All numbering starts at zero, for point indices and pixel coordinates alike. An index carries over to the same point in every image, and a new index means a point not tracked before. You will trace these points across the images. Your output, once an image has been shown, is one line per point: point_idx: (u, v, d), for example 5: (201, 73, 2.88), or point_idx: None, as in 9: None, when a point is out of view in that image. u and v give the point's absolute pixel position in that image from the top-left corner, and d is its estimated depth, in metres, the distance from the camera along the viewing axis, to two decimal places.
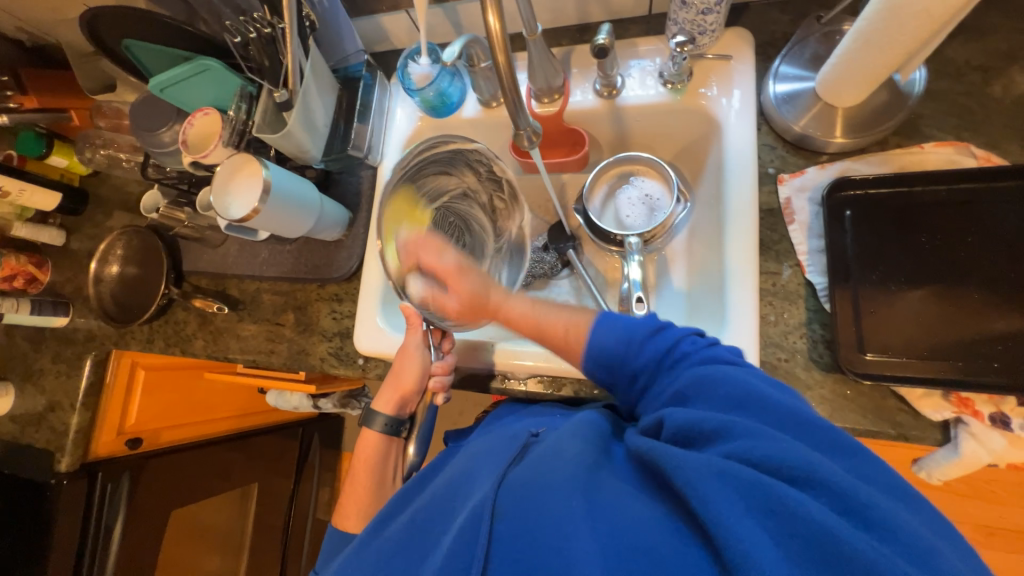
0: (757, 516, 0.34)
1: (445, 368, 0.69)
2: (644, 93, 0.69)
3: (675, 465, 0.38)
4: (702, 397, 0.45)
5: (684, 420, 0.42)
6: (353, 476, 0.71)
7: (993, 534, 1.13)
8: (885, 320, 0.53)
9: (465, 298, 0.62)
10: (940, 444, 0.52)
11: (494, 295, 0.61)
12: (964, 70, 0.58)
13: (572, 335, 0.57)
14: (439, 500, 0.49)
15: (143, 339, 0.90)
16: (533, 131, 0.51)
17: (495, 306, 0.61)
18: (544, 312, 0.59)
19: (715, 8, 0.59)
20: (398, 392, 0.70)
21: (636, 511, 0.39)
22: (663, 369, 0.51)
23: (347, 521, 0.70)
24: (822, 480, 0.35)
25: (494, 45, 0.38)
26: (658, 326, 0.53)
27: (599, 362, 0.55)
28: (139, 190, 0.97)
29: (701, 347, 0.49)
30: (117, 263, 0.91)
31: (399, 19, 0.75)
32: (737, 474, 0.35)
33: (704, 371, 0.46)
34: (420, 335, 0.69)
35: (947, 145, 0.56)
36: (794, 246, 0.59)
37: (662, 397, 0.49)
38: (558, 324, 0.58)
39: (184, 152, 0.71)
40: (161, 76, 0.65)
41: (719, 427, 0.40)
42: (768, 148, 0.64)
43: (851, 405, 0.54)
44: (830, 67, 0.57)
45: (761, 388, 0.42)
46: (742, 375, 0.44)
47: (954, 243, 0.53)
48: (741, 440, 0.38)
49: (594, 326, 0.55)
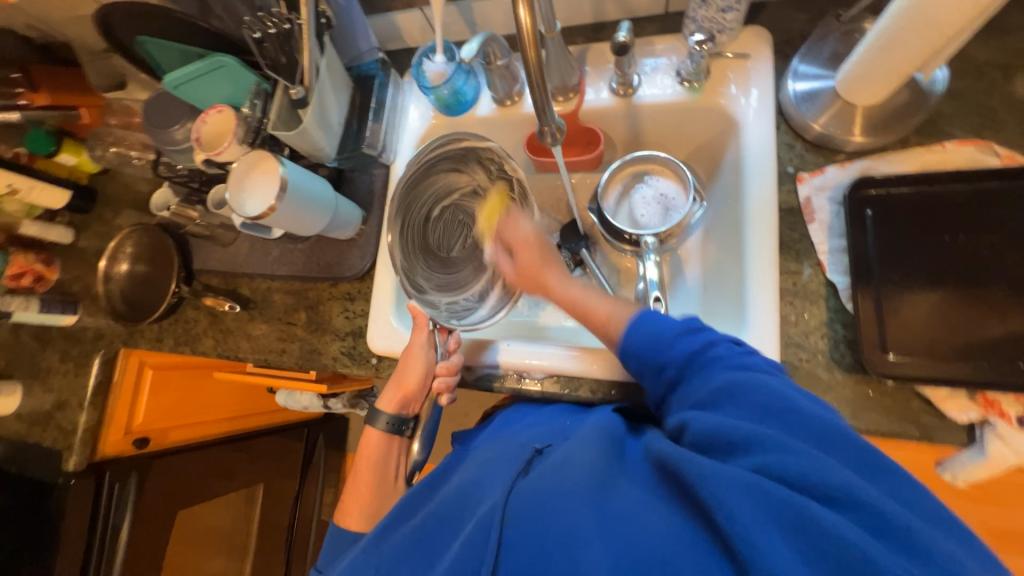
0: (785, 533, 0.33)
1: (449, 368, 0.68)
2: (661, 92, 0.68)
3: (700, 476, 0.37)
4: (731, 405, 0.43)
5: (710, 428, 0.41)
6: (355, 472, 0.71)
7: (1003, 536, 1.13)
8: (908, 319, 0.53)
9: (522, 269, 0.64)
10: (965, 445, 0.51)
11: (546, 276, 0.62)
12: (986, 68, 0.57)
13: (612, 324, 0.58)
14: (449, 506, 0.48)
15: (152, 338, 0.90)
16: (558, 129, 0.50)
17: (547, 285, 0.63)
18: (590, 298, 0.60)
19: (735, 7, 0.58)
20: (402, 390, 0.70)
21: (655, 521, 0.37)
22: (694, 370, 0.49)
23: (350, 518, 0.69)
24: (858, 502, 0.34)
25: (525, 41, 0.37)
26: (691, 326, 0.51)
27: (636, 357, 0.53)
28: (148, 188, 0.97)
29: (735, 353, 0.47)
30: (126, 261, 0.90)
31: (413, 17, 0.75)
32: (769, 491, 0.34)
33: (738, 378, 0.44)
34: (426, 335, 0.69)
35: (970, 144, 0.56)
36: (814, 245, 0.59)
37: (690, 398, 0.47)
38: (600, 311, 0.59)
39: (197, 149, 0.70)
40: (174, 73, 0.66)
41: (745, 439, 0.39)
42: (787, 147, 0.63)
43: (874, 405, 0.54)
44: (851, 65, 0.56)
45: (792, 401, 0.41)
46: (774, 386, 0.42)
47: (978, 242, 0.53)
48: (773, 455, 0.37)
49: (631, 322, 0.55)
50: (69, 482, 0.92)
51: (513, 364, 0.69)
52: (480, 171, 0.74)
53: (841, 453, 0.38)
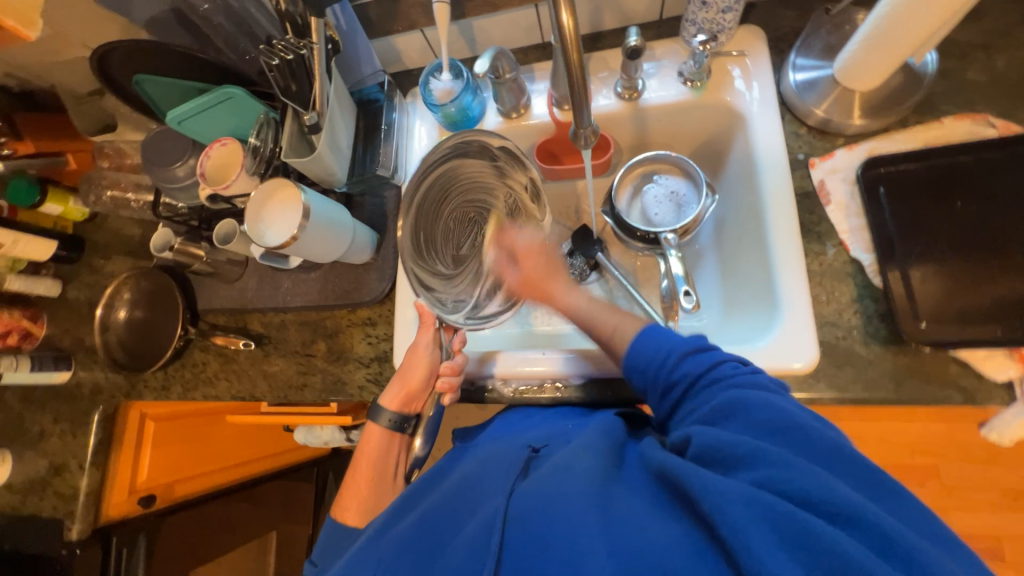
0: (792, 550, 0.32)
1: (453, 368, 0.65)
2: (666, 93, 0.70)
3: (704, 488, 0.36)
4: (734, 420, 0.44)
5: (708, 441, 0.41)
6: (354, 468, 0.68)
7: (1019, 496, 1.15)
8: (939, 287, 0.55)
9: (524, 279, 0.68)
10: (1007, 404, 0.53)
11: (551, 287, 0.66)
12: (968, 49, 0.62)
13: (618, 338, 0.60)
14: (447, 503, 0.48)
15: (157, 386, 0.85)
16: (592, 132, 0.50)
17: (550, 294, 0.66)
18: (595, 311, 0.63)
19: (734, 7, 0.61)
20: (405, 389, 0.67)
21: (656, 532, 0.37)
22: (700, 387, 0.50)
23: (347, 512, 0.66)
24: (860, 517, 0.33)
25: (569, 44, 0.39)
26: (694, 346, 0.52)
27: (637, 372, 0.55)
28: (140, 231, 0.93)
29: (739, 372, 0.48)
30: (123, 307, 0.86)
31: (414, 39, 0.76)
32: (769, 505, 0.34)
33: (743, 395, 0.44)
34: (431, 333, 0.67)
35: (966, 118, 0.59)
36: (835, 226, 0.61)
37: (700, 410, 0.47)
38: (608, 325, 0.61)
39: (203, 184, 0.69)
40: (181, 108, 0.64)
41: (748, 452, 0.39)
42: (794, 135, 0.66)
43: (915, 374, 0.55)
44: (851, 52, 0.59)
45: (795, 418, 0.41)
46: (780, 403, 0.43)
47: (988, 208, 0.56)
48: (774, 469, 0.37)
49: (638, 336, 0.56)
50: (72, 552, 0.85)
51: (505, 373, 0.68)
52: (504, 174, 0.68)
53: (848, 473, 0.38)
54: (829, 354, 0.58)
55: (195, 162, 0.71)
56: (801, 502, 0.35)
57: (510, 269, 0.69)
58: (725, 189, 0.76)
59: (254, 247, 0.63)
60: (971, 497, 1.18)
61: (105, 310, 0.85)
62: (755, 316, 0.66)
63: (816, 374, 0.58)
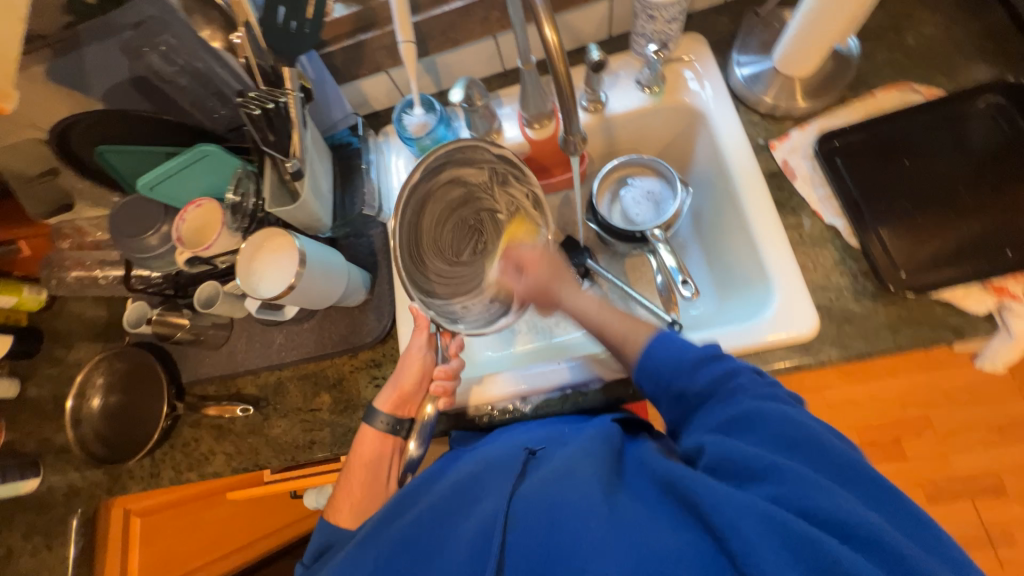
0: (797, 560, 0.36)
1: (447, 372, 0.64)
2: (628, 101, 0.75)
3: (715, 503, 0.39)
4: (749, 431, 0.45)
5: (727, 452, 0.43)
6: (347, 470, 0.63)
7: (1007, 429, 1.22)
8: (908, 238, 0.60)
9: (533, 285, 0.61)
10: (992, 333, 0.57)
11: (557, 293, 0.61)
12: (881, 31, 0.70)
13: (630, 344, 0.57)
14: (446, 501, 0.50)
15: (144, 475, 0.78)
16: (581, 138, 0.54)
17: (559, 299, 0.61)
18: (605, 318, 0.59)
19: (677, 17, 0.67)
20: (398, 390, 0.64)
21: (664, 542, 0.40)
22: (713, 395, 0.49)
23: (340, 513, 0.61)
24: (863, 536, 0.36)
25: (556, 56, 0.43)
26: (708, 353, 0.51)
27: (648, 377, 0.53)
28: (104, 310, 0.87)
29: (754, 384, 0.48)
30: (96, 395, 0.78)
31: (380, 81, 0.77)
32: (788, 525, 0.37)
33: (761, 405, 0.46)
34: (425, 337, 0.65)
35: (894, 89, 0.66)
36: (805, 199, 0.66)
37: (706, 422, 0.49)
38: (620, 332, 0.57)
39: (181, 249, 0.66)
40: (155, 170, 0.63)
41: (763, 468, 0.41)
42: (750, 123, 0.72)
43: (907, 320, 0.59)
44: (786, 45, 0.65)
45: (812, 433, 0.43)
46: (808, 420, 0.44)
47: (932, 163, 0.62)
48: (787, 487, 0.39)
49: (652, 343, 0.54)
50: None
51: (516, 392, 0.67)
52: (509, 186, 0.69)
53: (856, 487, 0.40)
54: (827, 317, 0.61)
55: (168, 227, 0.68)
56: (808, 518, 0.38)
57: (516, 279, 0.63)
58: (696, 181, 0.81)
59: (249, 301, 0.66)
60: (965, 438, 1.23)
61: (77, 402, 0.77)
62: (751, 294, 0.69)
63: (819, 337, 0.61)
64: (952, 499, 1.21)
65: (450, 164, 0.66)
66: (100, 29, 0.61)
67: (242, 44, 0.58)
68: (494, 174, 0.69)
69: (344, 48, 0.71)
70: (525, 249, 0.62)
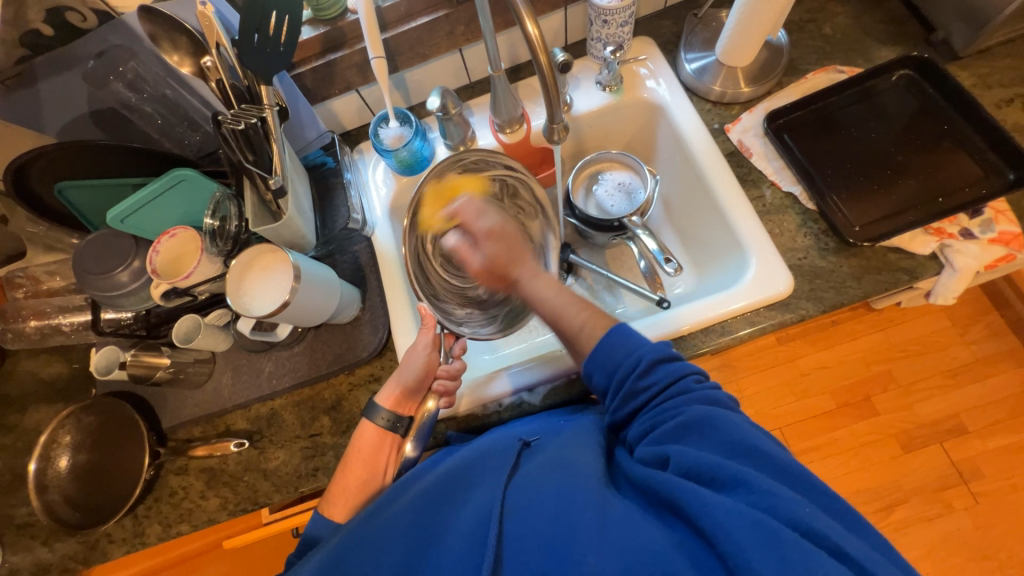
0: (777, 563, 0.35)
1: (451, 373, 0.63)
2: (591, 100, 0.80)
3: (702, 508, 0.40)
4: (699, 437, 0.46)
5: (693, 461, 0.44)
6: (344, 463, 0.60)
7: (958, 373, 1.33)
8: (856, 198, 0.68)
9: (488, 262, 0.61)
10: (940, 271, 0.64)
11: (514, 272, 0.60)
12: (802, 24, 0.79)
13: (585, 333, 0.53)
14: (442, 485, 0.51)
15: (126, 536, 0.70)
16: (563, 126, 0.59)
17: (516, 281, 0.60)
18: (563, 304, 0.56)
19: (629, 21, 0.72)
20: (402, 386, 0.63)
21: (652, 534, 0.41)
22: (667, 397, 0.50)
23: (334, 507, 0.58)
24: (809, 528, 0.37)
25: (538, 46, 0.47)
26: (659, 357, 0.50)
27: (599, 369, 0.52)
28: (63, 364, 0.79)
29: (703, 387, 0.49)
30: (64, 454, 0.70)
31: (351, 100, 0.79)
32: (775, 531, 0.37)
33: (713, 412, 0.46)
34: (432, 336, 0.64)
35: (823, 71, 0.75)
36: (763, 172, 0.72)
37: (657, 430, 0.49)
38: (575, 323, 0.54)
39: (157, 280, 0.63)
40: (126, 202, 0.59)
41: (732, 475, 0.42)
42: (705, 111, 0.78)
43: (867, 268, 0.65)
44: (727, 39, 0.72)
45: (765, 443, 0.44)
46: (752, 431, 0.45)
47: (864, 131, 0.71)
48: (757, 493, 0.40)
49: (606, 336, 0.52)
50: None
51: (524, 383, 0.67)
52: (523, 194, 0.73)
53: (809, 494, 0.41)
54: (799, 274, 0.67)
55: (140, 261, 0.64)
56: (787, 522, 0.38)
57: (474, 252, 0.63)
58: (662, 170, 0.87)
59: (244, 321, 0.65)
60: (925, 387, 1.33)
61: (40, 465, 0.69)
62: (728, 265, 0.73)
63: (795, 295, 0.66)
64: (922, 445, 1.30)
65: (466, 173, 0.69)
66: (57, 61, 0.59)
67: (213, 67, 0.58)
68: (505, 188, 0.74)
69: (314, 68, 0.71)
70: (487, 223, 0.62)
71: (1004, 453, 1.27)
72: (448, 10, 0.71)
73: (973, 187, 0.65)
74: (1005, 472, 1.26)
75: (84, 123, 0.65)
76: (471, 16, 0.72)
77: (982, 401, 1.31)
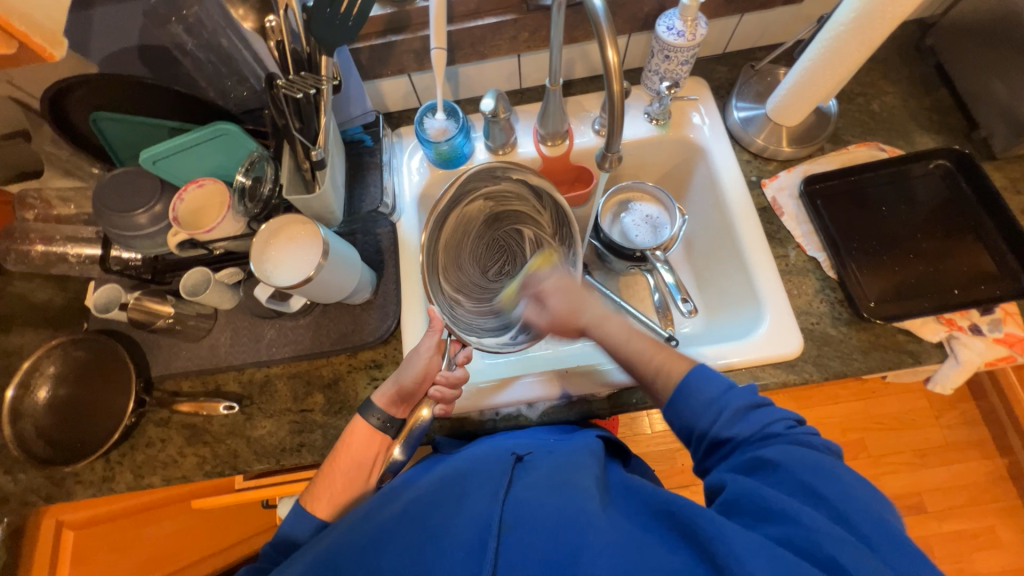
0: None
1: (451, 381, 0.60)
2: (637, 130, 0.81)
3: (718, 535, 0.40)
4: (770, 474, 0.45)
5: (741, 491, 0.44)
6: (333, 456, 0.60)
7: (927, 454, 1.36)
8: (876, 274, 0.69)
9: (557, 317, 0.62)
10: (943, 360, 0.66)
11: (582, 319, 0.61)
12: (852, 95, 0.81)
13: (662, 378, 0.55)
14: (443, 491, 0.50)
15: (94, 479, 0.69)
16: (617, 157, 0.59)
17: (585, 327, 0.61)
18: (637, 350, 0.57)
19: (689, 61, 0.73)
20: (399, 385, 0.62)
21: (659, 563, 0.41)
22: (749, 439, 0.48)
23: (317, 502, 0.57)
24: (831, 562, 0.38)
25: (614, 74, 0.49)
26: (747, 401, 0.50)
27: (677, 416, 0.53)
28: (56, 292, 0.77)
29: (791, 430, 0.48)
30: (45, 386, 0.68)
31: (400, 83, 0.78)
32: (791, 566, 0.37)
33: (789, 451, 0.45)
34: (437, 339, 0.62)
35: (864, 146, 0.77)
36: (791, 233, 0.74)
37: (732, 460, 0.48)
38: (653, 362, 0.56)
39: (178, 229, 0.61)
40: (162, 145, 0.59)
41: (775, 510, 0.42)
42: (746, 162, 0.79)
43: (876, 345, 0.67)
44: (780, 96, 0.73)
45: (836, 488, 0.42)
46: (824, 476, 0.43)
47: (895, 212, 0.72)
48: (799, 528, 0.40)
49: (690, 375, 0.53)
50: None
51: (523, 399, 0.67)
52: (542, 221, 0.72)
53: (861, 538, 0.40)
54: (809, 338, 0.68)
55: (162, 206, 0.63)
56: (814, 559, 0.38)
57: (540, 311, 0.64)
58: (691, 209, 0.88)
59: (261, 289, 0.64)
60: (895, 462, 1.37)
61: (18, 392, 0.67)
62: (741, 315, 0.75)
63: (802, 357, 0.67)
64: None
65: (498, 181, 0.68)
66: None
67: (276, 27, 0.57)
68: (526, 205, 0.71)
69: (372, 46, 0.71)
70: (547, 279, 0.64)
71: (957, 538, 1.31)
72: (517, 15, 0.71)
73: (987, 286, 0.67)
74: (953, 556, 1.30)
75: (131, 56, 0.64)
76: (538, 25, 0.72)
77: (945, 485, 1.34)
